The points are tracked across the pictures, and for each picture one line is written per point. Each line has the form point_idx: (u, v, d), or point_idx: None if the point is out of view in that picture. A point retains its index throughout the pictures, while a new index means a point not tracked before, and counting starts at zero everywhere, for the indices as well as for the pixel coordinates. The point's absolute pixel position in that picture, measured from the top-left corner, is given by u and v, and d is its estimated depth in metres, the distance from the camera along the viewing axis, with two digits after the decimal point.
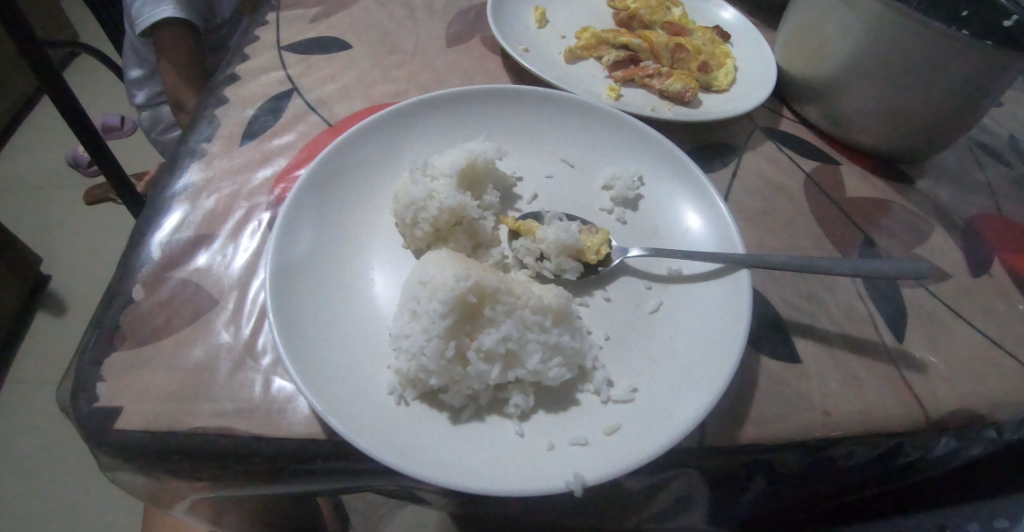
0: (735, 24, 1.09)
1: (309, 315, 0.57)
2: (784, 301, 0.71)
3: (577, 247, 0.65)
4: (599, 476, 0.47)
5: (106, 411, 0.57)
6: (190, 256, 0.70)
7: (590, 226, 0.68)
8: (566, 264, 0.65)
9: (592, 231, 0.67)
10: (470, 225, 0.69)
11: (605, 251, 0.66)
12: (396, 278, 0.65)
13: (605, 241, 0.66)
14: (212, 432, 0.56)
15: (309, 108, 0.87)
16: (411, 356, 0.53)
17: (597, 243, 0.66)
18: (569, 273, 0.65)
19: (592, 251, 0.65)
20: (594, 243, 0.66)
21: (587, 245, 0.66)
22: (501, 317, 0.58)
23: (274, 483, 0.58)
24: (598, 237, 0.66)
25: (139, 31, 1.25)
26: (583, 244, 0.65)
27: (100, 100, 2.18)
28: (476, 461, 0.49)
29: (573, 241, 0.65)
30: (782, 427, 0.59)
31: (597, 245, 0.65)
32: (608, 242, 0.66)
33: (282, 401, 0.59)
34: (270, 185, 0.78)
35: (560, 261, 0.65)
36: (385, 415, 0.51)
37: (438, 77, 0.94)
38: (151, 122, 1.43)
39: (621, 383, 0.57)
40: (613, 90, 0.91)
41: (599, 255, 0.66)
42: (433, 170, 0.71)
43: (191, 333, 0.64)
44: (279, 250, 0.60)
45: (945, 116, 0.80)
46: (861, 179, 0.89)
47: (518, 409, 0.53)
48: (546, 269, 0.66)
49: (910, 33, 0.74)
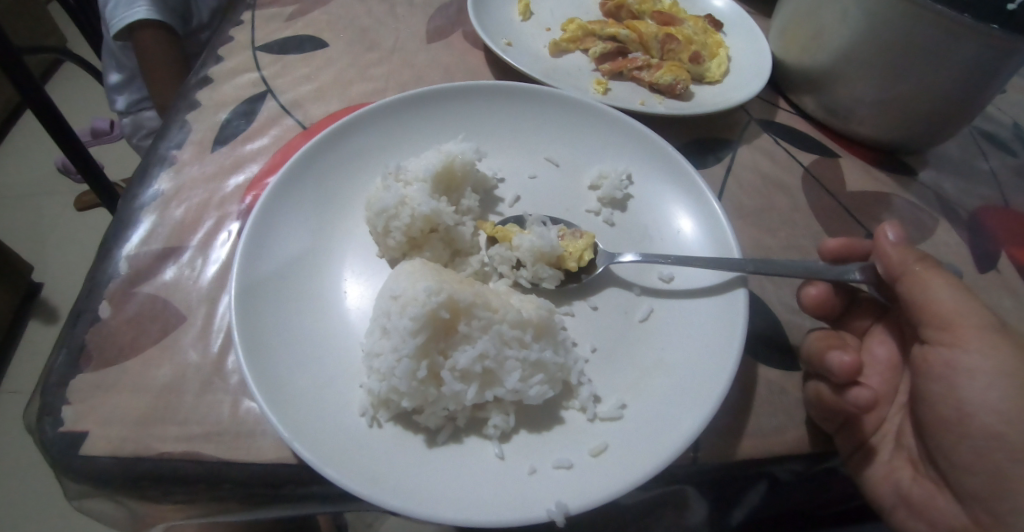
0: (728, 13, 1.05)
1: (277, 334, 0.54)
2: (782, 305, 0.67)
3: (556, 255, 0.62)
4: (584, 504, 0.44)
5: (69, 438, 0.54)
6: (158, 270, 0.67)
7: (574, 230, 0.65)
8: (543, 273, 0.62)
9: (576, 236, 0.64)
10: (447, 232, 0.65)
11: (588, 257, 0.63)
12: (371, 289, 0.61)
13: (589, 247, 0.63)
14: (179, 458, 0.53)
15: (283, 110, 0.84)
16: (382, 376, 0.50)
17: (580, 249, 0.63)
18: (548, 282, 0.62)
19: (573, 257, 0.62)
20: (575, 249, 0.62)
21: (566, 251, 0.62)
22: (477, 332, 0.54)
23: (248, 508, 0.55)
24: (580, 243, 0.63)
25: (114, 33, 1.21)
26: (563, 251, 0.62)
27: (88, 104, 2.14)
28: (453, 489, 0.45)
29: (551, 247, 0.61)
30: (781, 440, 0.56)
31: (580, 251, 0.62)
32: (591, 248, 0.63)
33: (252, 423, 0.55)
34: (241, 193, 0.74)
35: (537, 269, 0.62)
36: (356, 441, 0.48)
37: (418, 74, 0.90)
38: (133, 129, 1.38)
39: (608, 399, 0.54)
40: (600, 84, 0.88)
41: (581, 262, 0.62)
42: (407, 174, 0.67)
43: (159, 352, 0.60)
44: (246, 265, 0.57)
45: (949, 105, 0.77)
46: (862, 171, 0.86)
47: (498, 430, 0.50)
48: (522, 278, 0.63)
49: (911, 18, 0.71)
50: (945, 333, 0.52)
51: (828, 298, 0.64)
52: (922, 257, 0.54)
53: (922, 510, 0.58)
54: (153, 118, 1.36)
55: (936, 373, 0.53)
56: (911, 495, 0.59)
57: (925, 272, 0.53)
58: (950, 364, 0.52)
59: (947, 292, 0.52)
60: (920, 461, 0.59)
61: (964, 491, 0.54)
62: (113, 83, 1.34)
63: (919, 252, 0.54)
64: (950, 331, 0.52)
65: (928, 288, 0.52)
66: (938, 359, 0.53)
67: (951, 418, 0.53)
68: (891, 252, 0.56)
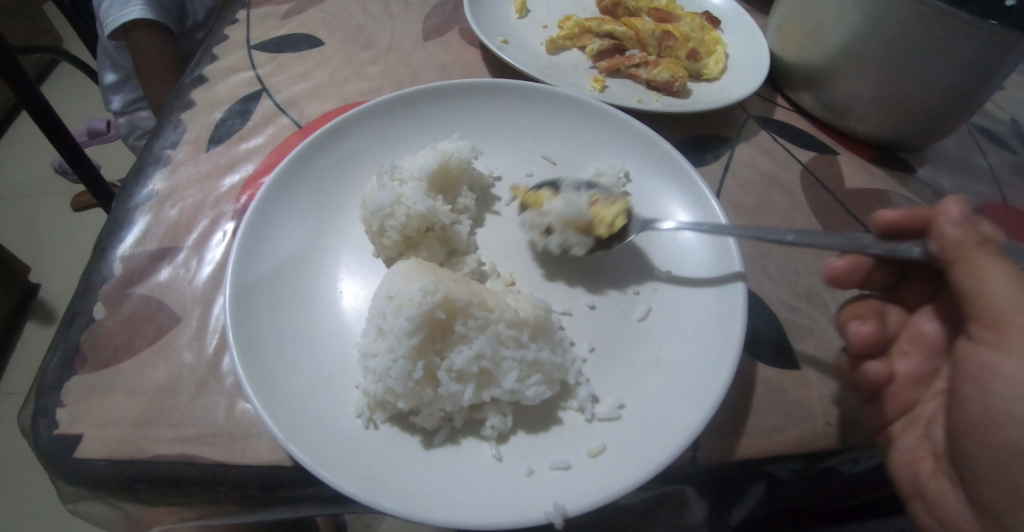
0: (725, 9, 1.05)
1: (271, 335, 0.54)
2: (781, 303, 0.67)
3: (586, 221, 0.63)
4: (582, 505, 0.43)
5: (63, 440, 0.53)
6: (152, 270, 0.66)
7: (608, 195, 0.65)
8: (572, 239, 0.63)
9: (608, 201, 0.64)
10: (443, 231, 0.64)
11: (620, 223, 0.63)
12: (367, 289, 0.61)
13: (621, 213, 0.63)
14: (175, 461, 0.52)
15: (278, 109, 0.83)
16: (378, 377, 0.50)
17: (611, 215, 0.63)
18: (577, 248, 0.63)
19: (604, 223, 0.62)
20: (607, 216, 0.62)
21: (597, 218, 0.63)
22: (473, 332, 0.54)
23: (245, 510, 0.54)
24: (613, 209, 0.63)
25: (108, 33, 1.20)
26: (593, 218, 0.63)
27: (84, 105, 2.13)
28: (451, 491, 0.45)
29: (580, 214, 0.62)
30: (781, 440, 0.56)
31: (611, 218, 0.62)
32: (623, 214, 0.63)
33: (248, 425, 0.55)
34: (236, 193, 0.73)
35: (566, 236, 0.63)
36: (353, 443, 0.48)
37: (414, 73, 0.89)
38: (129, 129, 1.37)
39: (606, 399, 0.53)
40: (597, 81, 0.87)
41: (612, 229, 0.62)
42: (402, 173, 0.66)
43: (153, 354, 0.60)
44: (240, 264, 0.56)
45: (948, 101, 0.76)
46: (860, 169, 0.85)
47: (495, 431, 0.50)
48: (551, 244, 0.63)
49: (910, 14, 0.70)
50: (992, 331, 0.46)
51: (857, 269, 0.64)
52: (981, 241, 0.47)
53: (934, 505, 0.57)
54: (150, 118, 1.35)
55: (972, 372, 0.48)
56: (927, 487, 0.58)
57: (984, 259, 0.46)
58: (989, 368, 0.47)
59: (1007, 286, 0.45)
60: (941, 455, 0.58)
61: (978, 496, 0.51)
62: (109, 84, 1.34)
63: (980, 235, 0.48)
64: (997, 329, 0.46)
65: (984, 276, 0.46)
66: (976, 357, 0.48)
67: (980, 423, 0.49)
68: (948, 232, 0.49)
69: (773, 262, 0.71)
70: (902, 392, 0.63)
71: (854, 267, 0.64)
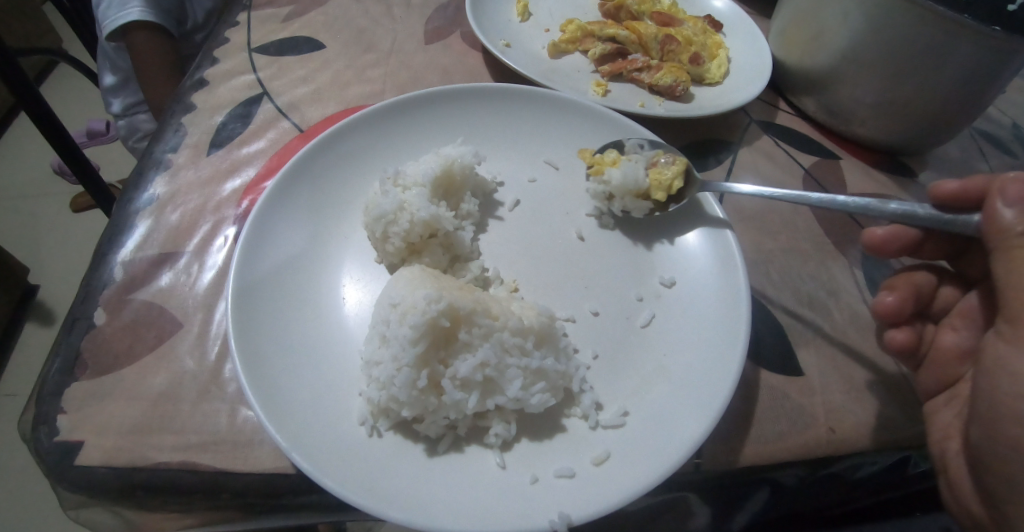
0: (727, 13, 1.04)
1: (274, 341, 0.53)
2: (784, 309, 0.67)
3: (645, 186, 0.67)
4: (587, 514, 0.43)
5: (64, 447, 0.53)
6: (153, 275, 0.66)
7: (667, 160, 0.69)
8: (632, 205, 0.67)
9: (667, 166, 0.68)
10: (446, 237, 0.64)
11: (677, 187, 0.67)
12: (370, 294, 0.61)
13: (678, 175, 0.67)
14: (176, 468, 0.52)
15: (280, 113, 0.83)
16: (381, 385, 0.50)
17: (669, 179, 0.67)
18: (637, 213, 0.67)
19: (662, 187, 0.67)
20: (665, 179, 0.67)
21: (656, 182, 0.67)
22: (477, 340, 0.53)
23: (248, 517, 0.54)
24: (670, 173, 0.67)
25: (107, 35, 1.20)
26: (652, 183, 0.67)
27: (83, 106, 2.12)
28: (454, 500, 0.45)
29: (642, 180, 0.66)
30: (784, 446, 0.56)
31: (669, 181, 0.67)
32: (680, 177, 0.67)
33: (250, 432, 0.54)
34: (237, 197, 0.73)
35: (626, 202, 0.67)
36: (355, 451, 0.48)
37: (416, 76, 0.89)
38: (128, 131, 1.37)
39: (610, 406, 0.53)
40: (600, 85, 0.87)
41: (669, 192, 0.67)
42: (406, 179, 0.66)
43: (154, 360, 0.59)
44: (243, 269, 0.56)
45: (951, 106, 0.76)
46: (862, 173, 0.85)
47: (499, 439, 0.49)
48: (614, 209, 0.68)
49: (913, 19, 0.70)
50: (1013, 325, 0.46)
51: (897, 239, 0.62)
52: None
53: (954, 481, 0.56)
54: (149, 120, 1.34)
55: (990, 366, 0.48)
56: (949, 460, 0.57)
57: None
58: (1001, 363, 0.46)
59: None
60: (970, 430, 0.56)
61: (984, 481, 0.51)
62: (108, 85, 1.33)
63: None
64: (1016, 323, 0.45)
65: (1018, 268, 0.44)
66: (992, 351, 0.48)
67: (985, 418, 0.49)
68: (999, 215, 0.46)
69: (777, 268, 0.71)
70: (944, 365, 0.60)
71: (895, 236, 0.62)
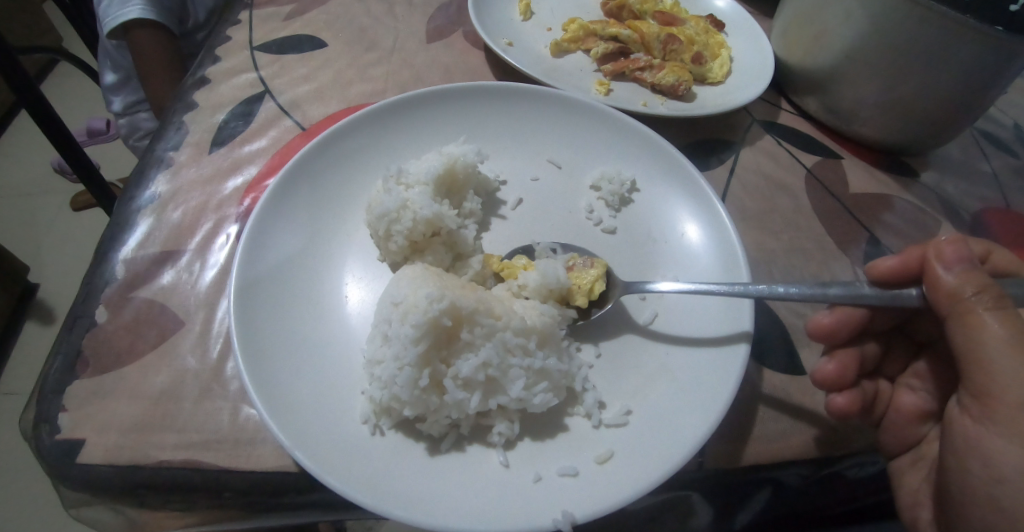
0: (730, 13, 1.04)
1: (277, 339, 0.53)
2: (787, 308, 0.67)
3: (564, 291, 0.60)
4: (590, 513, 0.43)
5: (65, 446, 0.53)
6: (155, 274, 0.66)
7: (585, 261, 0.62)
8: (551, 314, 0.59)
9: (585, 268, 0.61)
10: (449, 236, 0.64)
11: (599, 290, 0.60)
12: (372, 293, 0.61)
13: (600, 277, 0.60)
14: (178, 466, 0.52)
15: (282, 111, 0.83)
16: (384, 384, 0.49)
17: (589, 282, 0.60)
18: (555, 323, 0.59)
19: (582, 291, 0.59)
20: (584, 283, 0.59)
21: (575, 286, 0.60)
22: (479, 340, 0.53)
23: (250, 516, 0.54)
24: (590, 275, 0.60)
25: (108, 34, 1.20)
26: (572, 286, 0.59)
27: (84, 104, 2.11)
28: (457, 498, 0.45)
29: (559, 282, 0.59)
30: (785, 446, 0.56)
31: (589, 285, 0.59)
32: (602, 279, 0.60)
33: (252, 430, 0.54)
34: (240, 195, 0.73)
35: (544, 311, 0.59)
36: (358, 449, 0.48)
37: (418, 75, 0.89)
38: (129, 129, 1.36)
39: (613, 405, 0.53)
40: (602, 84, 0.87)
41: (591, 297, 0.59)
42: (408, 178, 0.66)
43: (155, 358, 0.59)
44: (246, 268, 0.56)
45: (952, 107, 0.76)
46: (864, 173, 0.85)
47: (503, 438, 0.49)
48: None
49: (916, 19, 0.70)
50: (979, 402, 0.45)
51: (843, 324, 0.61)
52: (982, 288, 0.45)
53: None
54: (150, 118, 1.34)
55: (965, 446, 0.47)
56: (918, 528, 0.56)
57: (982, 316, 0.44)
58: (975, 442, 0.46)
59: (1002, 349, 0.43)
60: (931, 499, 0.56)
61: None
62: (108, 84, 1.33)
63: (982, 281, 0.45)
64: (982, 402, 0.45)
65: (980, 339, 0.44)
66: (962, 429, 0.47)
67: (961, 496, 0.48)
68: (944, 280, 0.46)
69: (778, 268, 0.71)
70: (899, 432, 0.60)
71: (840, 321, 0.61)
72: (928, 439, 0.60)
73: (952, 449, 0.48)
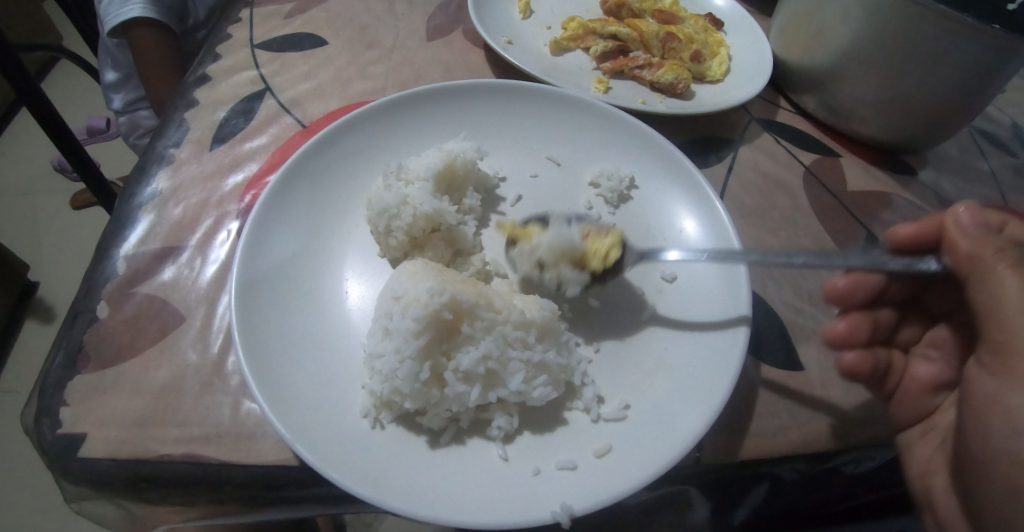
0: (729, 11, 1.05)
1: (277, 333, 0.54)
2: (785, 305, 0.68)
3: (580, 254, 0.60)
4: (589, 506, 0.44)
5: (67, 440, 0.53)
6: (156, 269, 0.66)
7: (601, 228, 0.62)
8: (566, 276, 0.59)
9: (602, 234, 0.61)
10: (449, 231, 0.64)
11: (615, 256, 0.60)
12: (372, 289, 0.61)
13: (616, 244, 0.60)
14: (179, 460, 0.52)
15: (282, 109, 0.83)
16: (384, 377, 0.50)
17: (606, 247, 0.60)
18: (571, 286, 0.59)
19: (598, 256, 0.59)
20: (600, 247, 0.60)
21: (590, 250, 0.60)
22: (480, 334, 0.54)
23: (250, 510, 0.54)
24: (606, 240, 0.60)
25: (109, 32, 1.20)
26: (587, 250, 0.60)
27: (84, 103, 2.12)
28: (457, 491, 0.45)
29: (576, 244, 0.59)
30: (784, 440, 0.56)
31: (605, 250, 0.60)
32: (618, 246, 0.60)
33: (253, 424, 0.55)
34: (240, 192, 0.73)
35: (560, 271, 0.59)
36: (359, 443, 0.48)
37: (418, 73, 0.90)
38: (129, 127, 1.37)
39: (612, 399, 0.54)
40: (601, 82, 0.87)
41: (606, 262, 0.60)
42: (408, 174, 0.66)
43: (156, 354, 0.59)
44: (247, 262, 0.56)
45: (949, 105, 0.77)
46: (862, 171, 0.86)
47: (502, 431, 0.50)
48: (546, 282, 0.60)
49: (913, 17, 0.71)
50: (997, 357, 0.46)
51: (861, 290, 0.63)
52: (1000, 249, 0.45)
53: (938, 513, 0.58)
54: (150, 115, 1.34)
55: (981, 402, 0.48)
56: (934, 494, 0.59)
57: (1000, 273, 0.45)
58: (993, 398, 0.47)
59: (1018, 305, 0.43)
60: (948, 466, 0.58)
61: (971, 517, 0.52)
62: (109, 81, 1.33)
63: (1000, 243, 0.46)
64: (998, 358, 0.46)
65: (999, 295, 0.44)
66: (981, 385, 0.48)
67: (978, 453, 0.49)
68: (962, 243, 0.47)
69: (776, 265, 0.72)
70: (915, 400, 0.63)
71: (859, 288, 0.63)
72: (940, 408, 0.62)
73: (968, 407, 0.49)
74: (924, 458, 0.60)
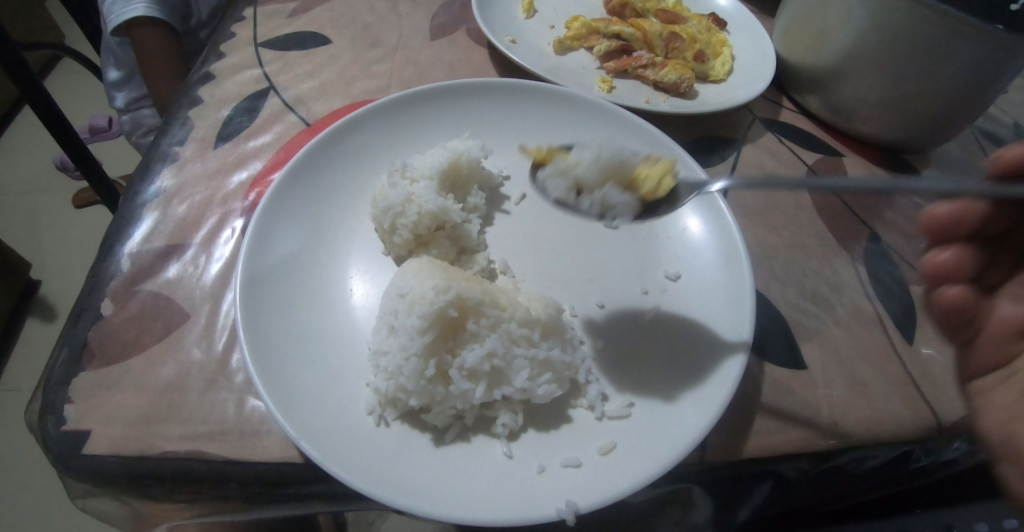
0: (732, 11, 1.05)
1: (281, 330, 0.54)
2: (788, 304, 0.68)
3: (631, 177, 0.58)
4: (593, 503, 0.44)
5: (71, 436, 0.53)
6: (160, 267, 0.66)
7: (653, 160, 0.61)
8: (613, 196, 0.57)
9: (654, 164, 0.59)
10: (453, 229, 0.64)
11: (668, 184, 0.58)
12: (377, 286, 0.61)
13: (668, 172, 0.58)
14: (184, 457, 0.52)
15: (286, 107, 0.83)
16: (390, 375, 0.50)
17: (658, 173, 0.58)
18: (619, 205, 0.57)
19: (650, 179, 0.57)
20: (653, 172, 0.58)
21: (642, 173, 0.58)
22: (485, 331, 0.54)
23: (255, 507, 0.54)
24: (658, 167, 0.58)
25: (112, 30, 1.20)
26: (638, 172, 0.58)
27: (87, 101, 2.12)
28: (461, 488, 0.45)
29: (626, 163, 0.58)
30: (787, 439, 0.57)
31: (658, 175, 0.57)
32: (672, 173, 0.58)
33: (257, 422, 0.55)
34: (245, 190, 0.74)
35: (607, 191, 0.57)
36: (364, 440, 0.48)
37: (422, 71, 0.90)
38: (132, 126, 1.37)
39: (616, 397, 0.54)
40: (605, 82, 0.88)
41: (659, 187, 0.57)
42: (413, 172, 0.67)
43: (161, 350, 0.60)
44: (252, 259, 0.56)
45: (953, 106, 0.77)
46: (865, 171, 0.86)
47: (507, 429, 0.50)
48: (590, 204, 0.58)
49: (917, 18, 0.71)
50: None
51: (968, 217, 0.57)
52: None
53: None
54: (153, 114, 1.34)
55: None
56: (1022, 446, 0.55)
57: None
58: None
59: None
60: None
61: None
62: (112, 80, 1.33)
63: None
64: None
65: None
66: None
67: None
68: None
69: (780, 264, 0.72)
70: (1004, 343, 0.60)
71: (965, 215, 0.57)
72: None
73: None
74: (1003, 404, 0.58)
